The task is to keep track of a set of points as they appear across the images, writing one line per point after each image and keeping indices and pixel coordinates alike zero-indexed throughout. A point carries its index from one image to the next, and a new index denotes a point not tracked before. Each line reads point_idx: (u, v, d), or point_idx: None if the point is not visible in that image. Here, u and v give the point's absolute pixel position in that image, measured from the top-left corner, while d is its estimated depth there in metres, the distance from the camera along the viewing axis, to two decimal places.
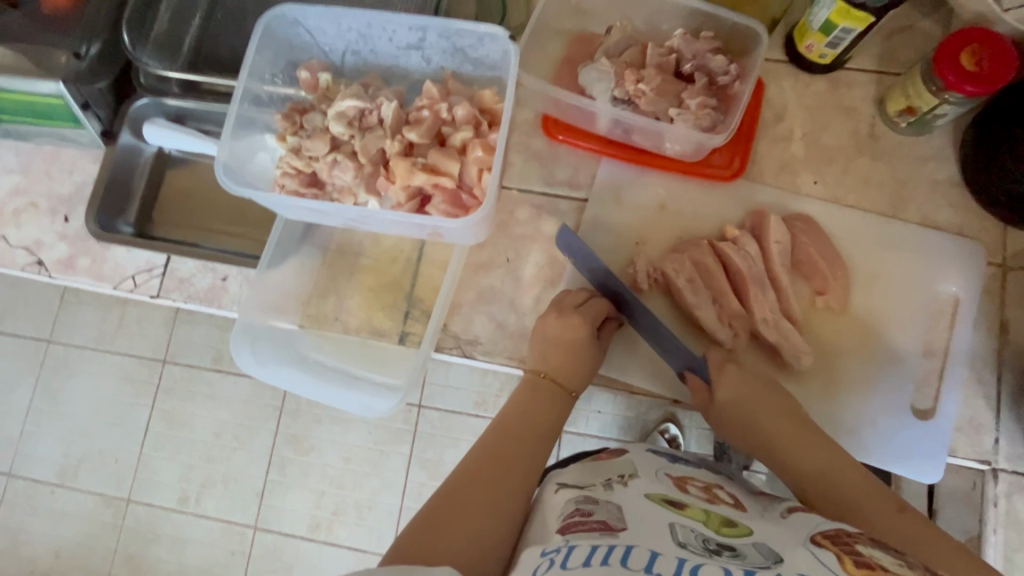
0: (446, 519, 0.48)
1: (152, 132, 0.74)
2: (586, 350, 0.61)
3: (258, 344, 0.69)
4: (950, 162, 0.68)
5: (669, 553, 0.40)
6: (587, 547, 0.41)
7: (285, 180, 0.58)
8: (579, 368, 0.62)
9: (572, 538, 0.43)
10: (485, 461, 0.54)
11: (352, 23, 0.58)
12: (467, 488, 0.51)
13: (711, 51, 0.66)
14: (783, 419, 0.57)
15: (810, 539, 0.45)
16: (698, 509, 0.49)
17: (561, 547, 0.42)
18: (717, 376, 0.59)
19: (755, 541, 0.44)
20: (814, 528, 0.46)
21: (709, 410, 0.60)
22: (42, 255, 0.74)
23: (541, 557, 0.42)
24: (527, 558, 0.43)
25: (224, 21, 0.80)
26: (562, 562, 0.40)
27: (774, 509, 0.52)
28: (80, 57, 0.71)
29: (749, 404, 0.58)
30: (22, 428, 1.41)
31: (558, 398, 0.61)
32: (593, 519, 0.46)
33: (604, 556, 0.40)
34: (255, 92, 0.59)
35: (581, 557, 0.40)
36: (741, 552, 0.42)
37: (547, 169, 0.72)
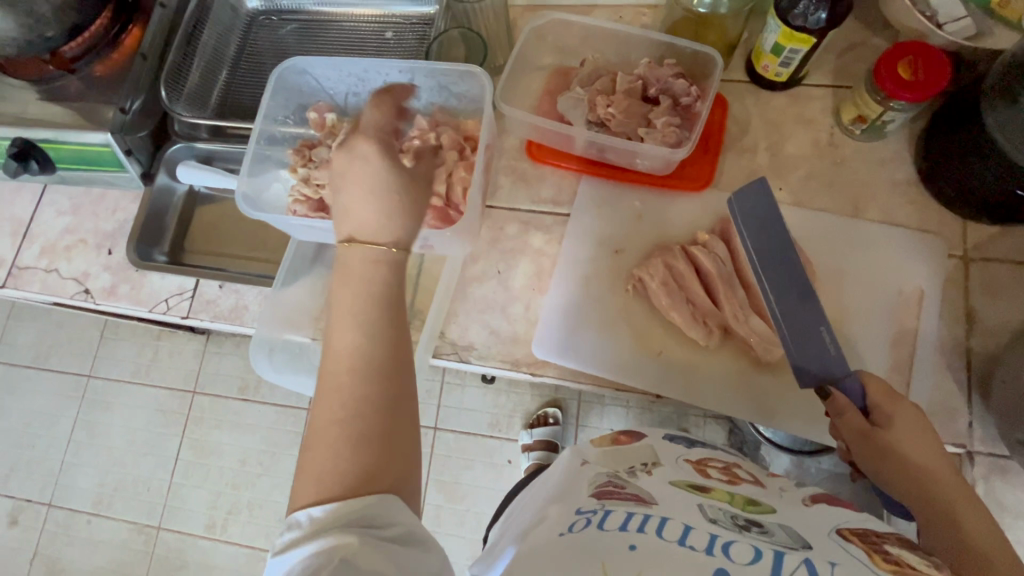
0: (356, 446, 0.44)
1: (186, 175, 0.84)
2: (387, 227, 0.51)
3: (275, 352, 0.76)
4: (907, 164, 0.72)
5: (700, 528, 0.43)
6: (623, 514, 0.45)
7: (296, 206, 0.66)
8: (368, 261, 0.50)
9: (607, 503, 0.47)
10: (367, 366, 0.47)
11: (351, 69, 0.67)
12: (340, 394, 0.46)
13: (673, 76, 0.74)
14: (944, 475, 0.50)
15: (836, 531, 0.44)
16: (723, 492, 0.51)
17: (597, 509, 0.46)
18: (890, 415, 0.54)
19: (784, 524, 0.45)
20: (841, 522, 0.46)
21: (862, 436, 0.54)
22: (89, 284, 0.84)
23: (578, 515, 0.47)
24: (563, 517, 0.48)
25: (248, 75, 0.92)
26: (598, 523, 0.44)
27: (796, 495, 0.53)
28: (125, 111, 0.80)
29: (919, 450, 0.52)
30: (64, 459, 1.51)
31: (370, 275, 0.50)
32: (626, 491, 0.50)
33: (640, 523, 0.43)
34: (270, 131, 0.68)
35: (617, 521, 0.43)
36: (767, 530, 0.44)
37: (532, 188, 0.79)
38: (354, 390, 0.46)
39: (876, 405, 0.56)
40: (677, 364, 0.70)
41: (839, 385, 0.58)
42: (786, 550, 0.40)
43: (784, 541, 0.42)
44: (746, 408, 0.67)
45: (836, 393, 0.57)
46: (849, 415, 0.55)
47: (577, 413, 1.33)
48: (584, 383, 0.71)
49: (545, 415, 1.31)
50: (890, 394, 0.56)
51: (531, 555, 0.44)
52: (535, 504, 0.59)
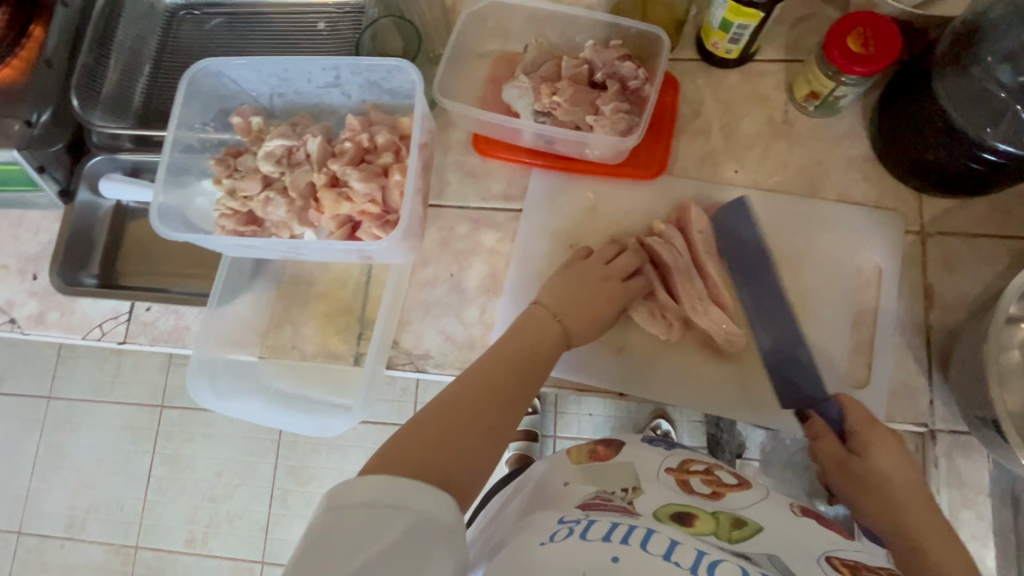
0: (443, 431, 0.48)
1: (108, 188, 0.78)
2: (598, 297, 0.62)
3: (216, 376, 0.72)
4: (862, 139, 0.71)
5: (687, 542, 0.42)
6: (607, 523, 0.43)
7: (224, 222, 0.61)
8: (590, 320, 0.62)
9: (592, 513, 0.46)
10: (507, 387, 0.54)
11: (270, 69, 0.62)
12: (459, 409, 0.50)
13: (620, 59, 0.70)
14: (912, 494, 0.53)
15: (826, 558, 0.45)
16: (706, 517, 0.48)
17: (580, 518, 0.45)
18: (865, 436, 0.57)
19: (772, 554, 0.44)
20: (831, 549, 0.46)
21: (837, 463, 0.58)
22: (15, 313, 0.78)
23: (560, 523, 0.45)
24: (545, 523, 0.46)
25: (172, 75, 0.86)
26: (581, 532, 0.42)
27: (784, 500, 0.54)
28: (31, 124, 0.75)
29: (890, 470, 0.55)
30: (29, 486, 1.44)
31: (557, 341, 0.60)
32: (613, 503, 0.49)
33: (623, 534, 0.42)
34: (185, 140, 0.63)
35: (600, 531, 0.42)
36: (755, 562, 0.42)
37: (481, 184, 0.75)
38: (466, 397, 0.51)
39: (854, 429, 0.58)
40: (638, 361, 0.67)
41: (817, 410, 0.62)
42: None
43: (773, 569, 0.41)
44: (710, 402, 0.65)
45: (814, 417, 0.61)
46: (827, 440, 0.60)
47: (555, 401, 1.29)
48: (546, 386, 0.69)
49: None
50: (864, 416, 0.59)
51: (507, 567, 0.42)
52: (506, 517, 0.56)
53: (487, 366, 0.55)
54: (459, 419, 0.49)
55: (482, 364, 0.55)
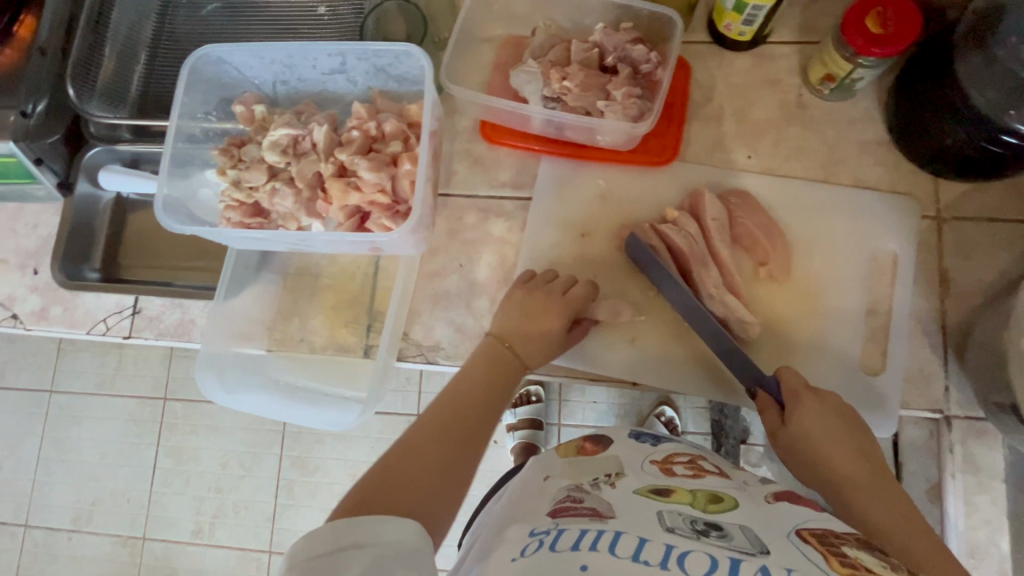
0: (407, 469, 0.49)
1: (110, 180, 0.77)
2: (550, 329, 0.62)
3: (225, 372, 0.71)
4: (877, 122, 0.69)
5: (656, 539, 0.41)
6: (575, 531, 0.43)
7: (229, 214, 0.60)
8: (546, 346, 0.62)
9: (562, 522, 0.45)
10: (464, 419, 0.54)
11: (274, 55, 0.60)
12: (413, 449, 0.50)
13: (631, 42, 0.68)
14: (854, 459, 0.52)
15: (794, 532, 0.44)
16: (685, 493, 0.49)
17: (550, 529, 0.44)
18: (797, 408, 0.55)
19: (743, 524, 0.44)
20: (798, 523, 0.45)
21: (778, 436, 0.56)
22: (16, 308, 0.77)
23: (530, 536, 0.44)
24: (516, 535, 0.45)
25: (169, 62, 0.83)
26: (551, 544, 0.42)
27: (759, 492, 0.51)
28: (27, 115, 0.72)
29: (828, 438, 0.54)
30: (34, 479, 1.44)
31: (515, 370, 0.60)
32: (583, 506, 0.48)
33: (593, 540, 0.41)
34: (188, 130, 0.61)
35: (570, 540, 0.42)
36: (727, 534, 0.43)
37: (489, 172, 0.74)
38: (428, 433, 0.52)
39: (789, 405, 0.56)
40: (651, 350, 0.67)
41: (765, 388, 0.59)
42: (742, 557, 0.39)
43: (742, 545, 0.41)
44: (724, 389, 0.65)
45: (760, 393, 0.59)
46: (768, 415, 0.57)
47: (559, 389, 1.29)
48: (559, 376, 0.68)
49: (527, 393, 1.27)
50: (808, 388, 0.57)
51: None
52: (489, 522, 0.55)
53: (442, 404, 0.56)
54: (417, 457, 0.50)
55: (443, 397, 0.56)
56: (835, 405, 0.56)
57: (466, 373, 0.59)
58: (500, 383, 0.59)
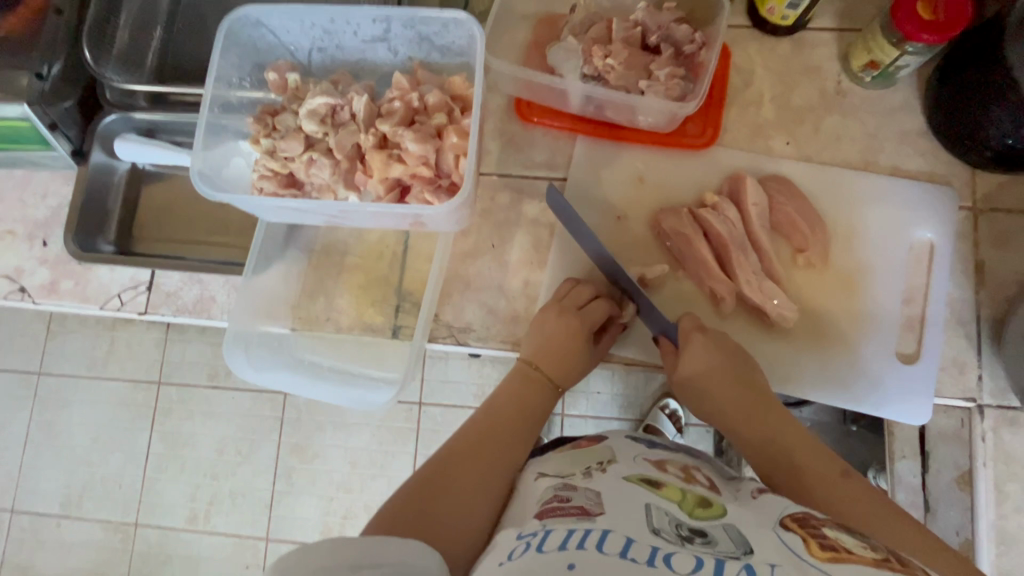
0: (446, 478, 0.52)
1: (124, 150, 0.73)
2: (573, 351, 0.63)
3: (251, 349, 0.69)
4: (916, 112, 0.69)
5: (642, 540, 0.38)
6: (562, 532, 0.40)
7: (263, 183, 0.58)
8: (570, 364, 0.63)
9: (549, 523, 0.42)
10: (492, 440, 0.57)
11: (315, 19, 0.58)
12: (450, 464, 0.54)
13: (675, 22, 0.67)
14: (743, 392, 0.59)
15: (778, 519, 0.43)
16: (673, 491, 0.47)
17: (538, 531, 0.41)
18: (684, 343, 0.61)
19: (728, 524, 0.42)
20: (781, 510, 0.44)
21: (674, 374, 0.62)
22: (24, 281, 0.74)
23: (518, 540, 0.41)
24: (503, 542, 0.42)
25: (188, 30, 0.80)
26: (538, 545, 0.39)
27: (747, 490, 0.50)
28: (42, 77, 0.69)
29: (713, 372, 0.59)
30: (22, 463, 1.39)
31: (544, 391, 0.63)
32: (570, 504, 0.44)
33: (581, 540, 0.38)
34: (223, 97, 0.59)
35: (556, 541, 0.38)
36: (712, 538, 0.40)
37: (523, 152, 0.72)
38: (459, 453, 0.55)
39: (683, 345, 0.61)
40: None
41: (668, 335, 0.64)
42: (726, 559, 0.36)
43: (727, 550, 0.38)
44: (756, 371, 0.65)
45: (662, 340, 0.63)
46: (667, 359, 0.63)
47: None
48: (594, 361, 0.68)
49: None
50: (699, 327, 0.62)
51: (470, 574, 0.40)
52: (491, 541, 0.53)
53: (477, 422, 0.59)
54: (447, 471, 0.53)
55: (474, 421, 0.59)
56: (720, 341, 0.61)
57: (497, 398, 0.62)
58: (527, 406, 0.61)
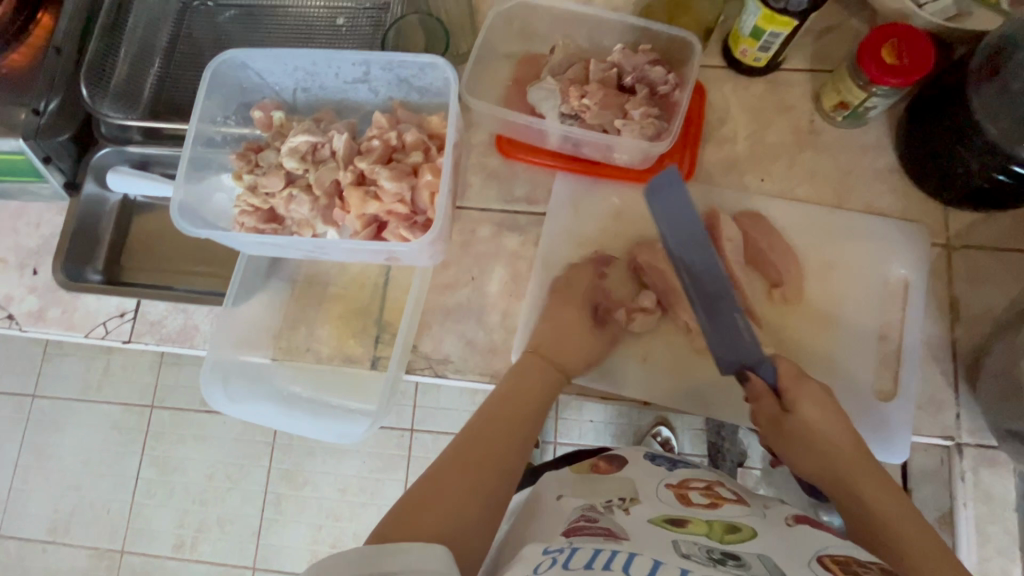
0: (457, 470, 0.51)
1: (114, 180, 0.75)
2: (575, 335, 0.64)
3: (229, 380, 0.70)
4: (887, 151, 0.71)
5: (670, 562, 0.38)
6: (590, 550, 0.39)
7: (244, 219, 0.60)
8: (576, 351, 0.64)
9: (577, 541, 0.42)
10: (499, 444, 0.55)
11: (298, 62, 0.60)
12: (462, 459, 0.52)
13: (650, 63, 0.69)
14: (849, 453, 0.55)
15: (817, 558, 0.41)
16: (700, 523, 0.46)
17: (564, 547, 0.41)
18: (794, 396, 0.57)
19: (760, 553, 0.41)
20: (819, 548, 0.42)
21: (774, 425, 0.58)
22: (13, 309, 0.75)
23: (543, 554, 0.40)
24: (526, 554, 0.41)
25: (183, 66, 0.83)
26: (564, 562, 0.38)
27: (779, 513, 0.49)
28: (39, 113, 0.72)
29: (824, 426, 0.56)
30: (10, 487, 1.39)
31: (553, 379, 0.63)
32: (597, 526, 0.45)
33: (607, 560, 0.38)
34: (207, 134, 0.61)
35: (583, 560, 0.38)
36: (744, 562, 0.40)
37: (504, 186, 0.74)
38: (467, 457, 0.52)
39: (784, 390, 0.58)
40: (663, 369, 0.66)
41: (756, 371, 0.58)
42: None
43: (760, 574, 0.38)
44: (737, 410, 0.65)
45: (754, 379, 0.57)
46: (763, 402, 0.58)
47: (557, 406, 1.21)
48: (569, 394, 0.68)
49: None
50: (800, 377, 0.58)
51: None
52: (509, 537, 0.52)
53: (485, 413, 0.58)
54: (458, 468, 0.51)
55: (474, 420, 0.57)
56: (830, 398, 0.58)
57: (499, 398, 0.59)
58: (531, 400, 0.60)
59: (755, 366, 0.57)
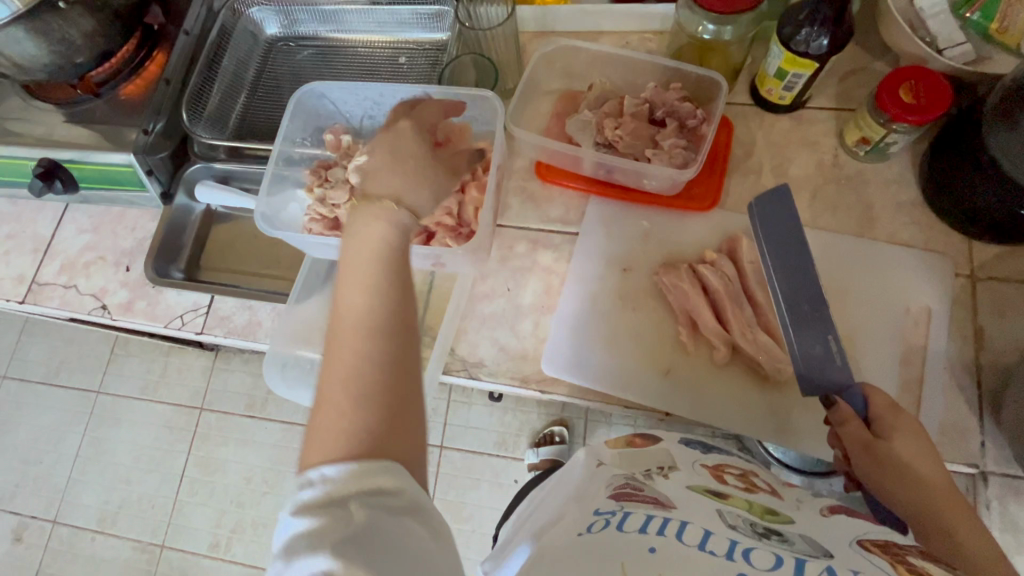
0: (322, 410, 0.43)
1: (203, 192, 0.86)
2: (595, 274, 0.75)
3: (286, 369, 0.77)
4: (910, 185, 0.74)
5: (720, 533, 0.38)
6: (641, 515, 0.40)
7: (313, 225, 0.68)
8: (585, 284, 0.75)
9: (627, 505, 0.42)
10: (344, 369, 0.44)
11: (367, 93, 0.70)
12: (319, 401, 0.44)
13: (680, 100, 0.76)
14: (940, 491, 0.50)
15: (856, 542, 0.39)
16: (741, 500, 0.45)
17: (616, 510, 0.42)
18: (891, 431, 0.55)
19: (804, 534, 0.40)
20: (860, 533, 0.41)
21: (861, 451, 0.55)
22: (107, 300, 0.86)
23: (596, 516, 0.42)
24: (580, 517, 0.43)
25: (266, 99, 0.95)
26: (618, 523, 0.40)
27: (813, 505, 0.48)
28: (147, 132, 0.83)
29: (920, 463, 0.52)
30: (70, 476, 1.50)
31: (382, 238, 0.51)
32: (645, 494, 0.44)
33: (661, 526, 0.38)
34: (288, 153, 0.70)
35: (636, 523, 0.39)
36: (787, 538, 0.39)
37: (541, 208, 0.81)
38: (337, 381, 0.44)
39: (881, 419, 0.56)
40: (685, 382, 0.70)
41: (844, 396, 0.58)
42: (808, 558, 0.35)
43: (806, 550, 0.37)
44: (759, 426, 0.67)
45: (841, 402, 0.57)
46: (853, 426, 0.56)
47: (583, 431, 1.26)
48: (593, 402, 0.71)
49: (551, 433, 1.24)
50: (895, 410, 0.56)
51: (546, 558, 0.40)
52: (549, 502, 0.54)
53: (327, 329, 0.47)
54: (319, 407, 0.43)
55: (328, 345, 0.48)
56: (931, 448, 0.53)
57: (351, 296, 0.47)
58: (372, 243, 0.50)
59: (844, 392, 0.58)
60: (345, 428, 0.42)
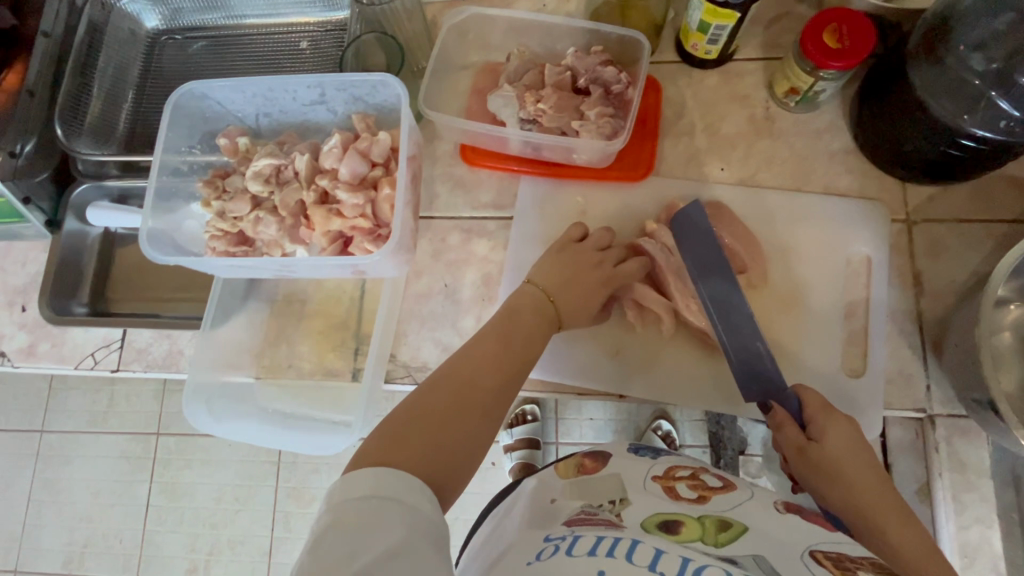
0: (417, 428, 0.47)
1: (96, 215, 0.77)
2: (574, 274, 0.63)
3: (213, 403, 0.72)
4: (842, 132, 0.72)
5: (671, 551, 0.38)
6: (591, 537, 0.40)
7: (214, 243, 0.61)
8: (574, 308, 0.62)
9: (577, 528, 0.43)
10: (466, 410, 0.50)
11: (255, 89, 0.62)
12: (418, 422, 0.48)
13: (602, 64, 0.71)
14: (873, 488, 0.51)
15: (809, 552, 0.40)
16: (693, 523, 0.44)
17: (565, 535, 0.42)
18: (823, 426, 0.55)
19: (754, 552, 0.39)
20: (812, 542, 0.41)
21: (796, 453, 0.55)
22: (4, 346, 0.77)
23: (545, 542, 0.42)
24: (530, 542, 0.43)
25: (155, 99, 0.86)
26: (566, 549, 0.40)
27: (768, 500, 0.49)
28: (16, 155, 0.74)
29: (859, 459, 0.53)
30: (24, 523, 1.40)
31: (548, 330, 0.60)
32: (598, 517, 0.45)
33: (610, 548, 0.39)
34: (173, 164, 0.63)
35: (585, 547, 0.39)
36: (740, 562, 0.38)
37: (471, 194, 0.75)
38: (448, 427, 0.48)
39: (813, 418, 0.56)
40: (635, 361, 0.67)
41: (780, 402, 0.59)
42: None
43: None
44: (708, 396, 0.66)
45: (776, 406, 0.58)
46: (788, 430, 0.56)
47: (555, 406, 1.20)
48: (547, 393, 0.69)
49: (522, 412, 1.19)
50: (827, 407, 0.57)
51: None
52: (498, 534, 0.51)
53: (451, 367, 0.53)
54: (423, 428, 0.47)
55: (442, 369, 0.53)
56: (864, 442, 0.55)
57: (478, 341, 0.56)
58: (543, 328, 0.60)
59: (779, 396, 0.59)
60: (441, 453, 0.46)
